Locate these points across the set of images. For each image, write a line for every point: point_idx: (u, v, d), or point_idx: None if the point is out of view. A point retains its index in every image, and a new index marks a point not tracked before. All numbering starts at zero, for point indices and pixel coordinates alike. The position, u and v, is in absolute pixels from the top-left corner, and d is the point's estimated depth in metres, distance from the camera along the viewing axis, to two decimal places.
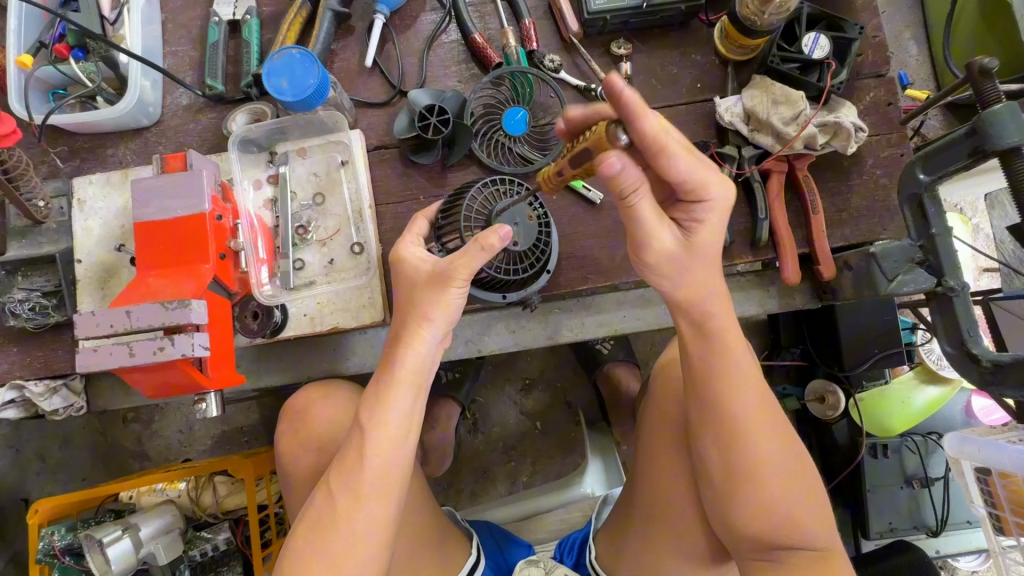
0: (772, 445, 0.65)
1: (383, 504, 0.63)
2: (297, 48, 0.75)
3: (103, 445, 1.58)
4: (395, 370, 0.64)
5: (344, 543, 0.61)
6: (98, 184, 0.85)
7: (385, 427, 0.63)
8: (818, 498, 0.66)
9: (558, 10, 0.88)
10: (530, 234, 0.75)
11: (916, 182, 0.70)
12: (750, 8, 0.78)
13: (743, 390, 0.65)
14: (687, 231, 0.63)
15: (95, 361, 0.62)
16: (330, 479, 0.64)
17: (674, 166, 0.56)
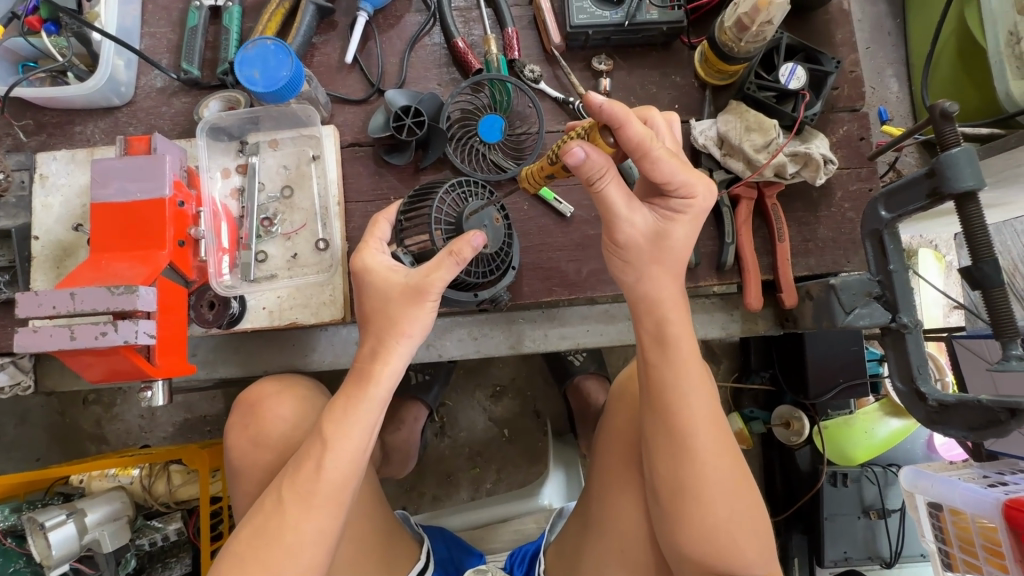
0: (719, 465, 0.65)
1: (331, 515, 0.62)
2: (272, 39, 0.73)
3: (61, 426, 1.55)
4: (368, 385, 0.65)
5: (287, 551, 0.60)
6: (63, 161, 0.83)
7: (348, 438, 0.63)
8: (762, 522, 0.67)
9: (542, 22, 0.88)
10: (496, 236, 0.75)
11: (877, 217, 0.73)
12: (728, 34, 0.78)
13: (702, 408, 0.66)
14: (665, 221, 0.66)
15: (34, 342, 0.60)
16: (282, 485, 0.63)
17: (658, 168, 0.62)
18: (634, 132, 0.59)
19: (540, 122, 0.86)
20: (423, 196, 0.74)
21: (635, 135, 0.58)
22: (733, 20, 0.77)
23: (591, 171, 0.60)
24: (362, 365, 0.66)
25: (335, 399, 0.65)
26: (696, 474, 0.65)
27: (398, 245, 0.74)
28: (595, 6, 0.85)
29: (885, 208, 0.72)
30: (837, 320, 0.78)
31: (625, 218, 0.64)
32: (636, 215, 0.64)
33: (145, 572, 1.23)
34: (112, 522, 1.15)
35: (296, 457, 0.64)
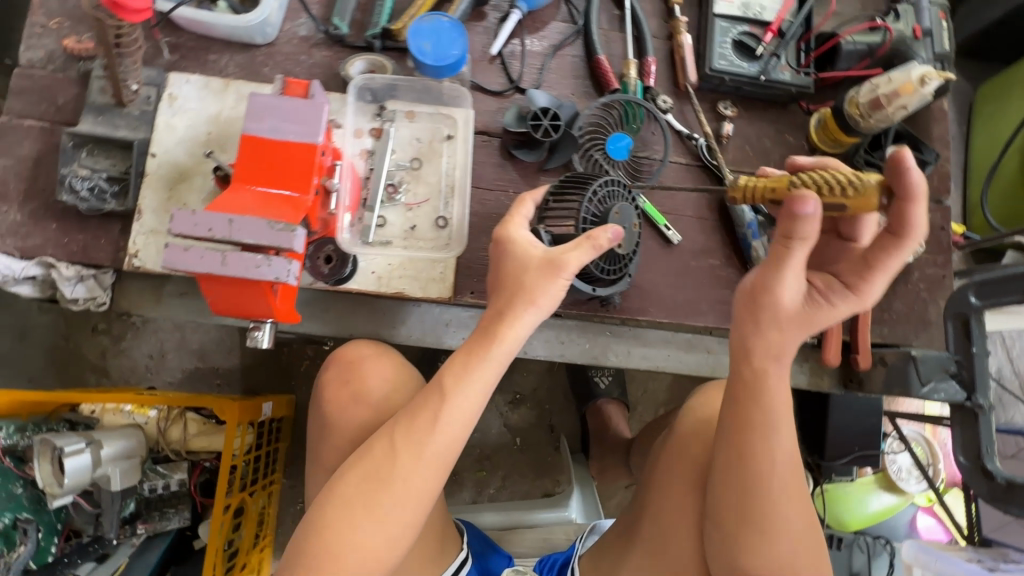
0: (792, 505, 0.66)
1: (436, 471, 0.65)
2: (447, 17, 0.75)
3: (62, 351, 1.47)
4: (490, 345, 0.67)
5: (394, 495, 0.63)
6: (196, 86, 0.82)
7: (465, 396, 0.66)
8: (822, 563, 0.68)
9: (679, 59, 0.93)
10: (630, 239, 0.79)
11: (966, 302, 0.78)
12: (858, 108, 0.84)
13: (781, 452, 0.66)
14: (815, 301, 0.63)
15: (183, 261, 0.59)
16: (395, 432, 0.66)
17: (887, 253, 0.59)
18: (916, 215, 0.55)
19: (666, 151, 0.90)
20: (574, 184, 0.77)
21: (917, 219, 0.55)
22: (868, 96, 0.82)
23: (805, 231, 0.55)
24: (485, 325, 0.69)
25: (454, 356, 0.68)
26: (765, 512, 0.65)
27: (538, 224, 0.76)
28: (735, 56, 0.90)
29: (976, 295, 0.77)
30: (911, 389, 0.84)
31: (783, 287, 0.60)
32: (790, 288, 0.61)
33: (141, 520, 1.15)
34: (125, 461, 1.10)
35: (409, 407, 0.67)
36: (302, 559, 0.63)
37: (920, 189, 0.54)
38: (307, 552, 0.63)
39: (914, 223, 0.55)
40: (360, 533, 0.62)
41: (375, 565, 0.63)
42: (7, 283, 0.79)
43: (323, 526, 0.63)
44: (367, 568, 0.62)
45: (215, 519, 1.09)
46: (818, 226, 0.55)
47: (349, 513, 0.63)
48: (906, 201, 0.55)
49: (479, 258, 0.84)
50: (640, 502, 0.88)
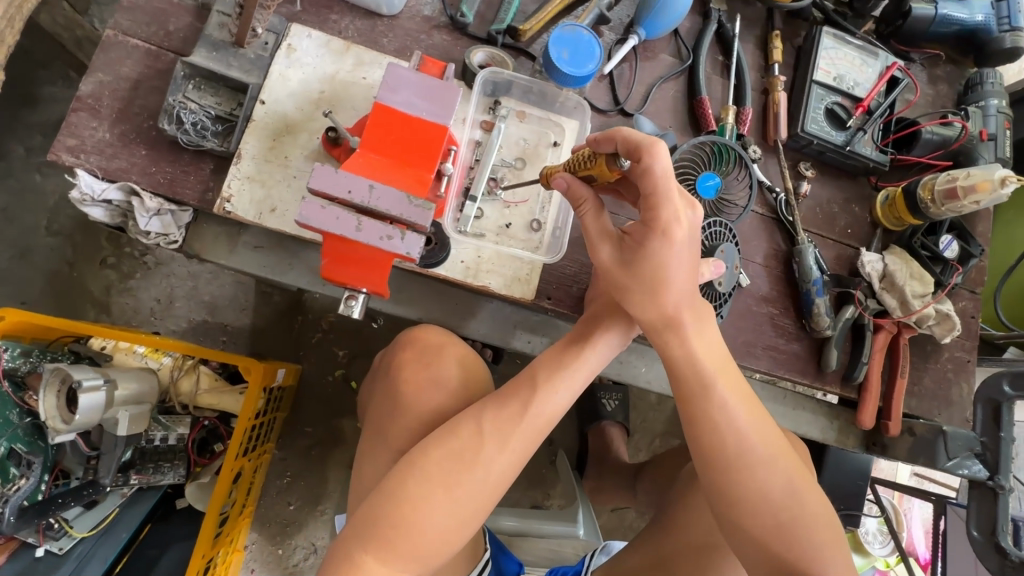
0: (763, 461, 0.67)
1: (517, 457, 0.67)
2: (587, 30, 0.78)
3: (62, 278, 1.38)
4: (586, 347, 0.72)
5: (474, 478, 0.65)
6: (316, 42, 0.81)
7: (558, 392, 0.70)
8: (829, 523, 0.67)
9: (772, 114, 0.98)
10: (730, 278, 0.87)
11: (1000, 390, 0.85)
12: (929, 194, 0.91)
13: (730, 410, 0.67)
14: (630, 251, 0.69)
15: (317, 219, 0.59)
16: (483, 416, 0.67)
17: (654, 210, 0.65)
18: (655, 168, 0.63)
19: (749, 201, 0.93)
20: None
21: (652, 169, 0.63)
22: (947, 186, 0.89)
23: (571, 193, 0.70)
24: (582, 329, 0.74)
25: (548, 355, 0.72)
26: (743, 471, 0.66)
27: None
28: (826, 124, 0.96)
29: (1009, 385, 0.84)
30: (936, 461, 0.89)
31: (593, 245, 0.71)
32: (602, 246, 0.70)
33: (134, 470, 1.09)
34: (135, 406, 1.05)
35: (498, 394, 0.69)
36: (374, 524, 0.62)
37: (647, 147, 0.63)
38: (381, 519, 0.62)
39: (652, 175, 0.63)
40: (438, 507, 0.63)
41: (448, 541, 0.64)
42: (82, 202, 0.74)
43: (404, 499, 0.63)
44: (439, 540, 0.63)
45: (220, 486, 1.06)
46: (575, 187, 0.70)
47: (428, 487, 0.63)
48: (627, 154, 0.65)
49: (565, 267, 0.85)
50: (668, 527, 0.90)
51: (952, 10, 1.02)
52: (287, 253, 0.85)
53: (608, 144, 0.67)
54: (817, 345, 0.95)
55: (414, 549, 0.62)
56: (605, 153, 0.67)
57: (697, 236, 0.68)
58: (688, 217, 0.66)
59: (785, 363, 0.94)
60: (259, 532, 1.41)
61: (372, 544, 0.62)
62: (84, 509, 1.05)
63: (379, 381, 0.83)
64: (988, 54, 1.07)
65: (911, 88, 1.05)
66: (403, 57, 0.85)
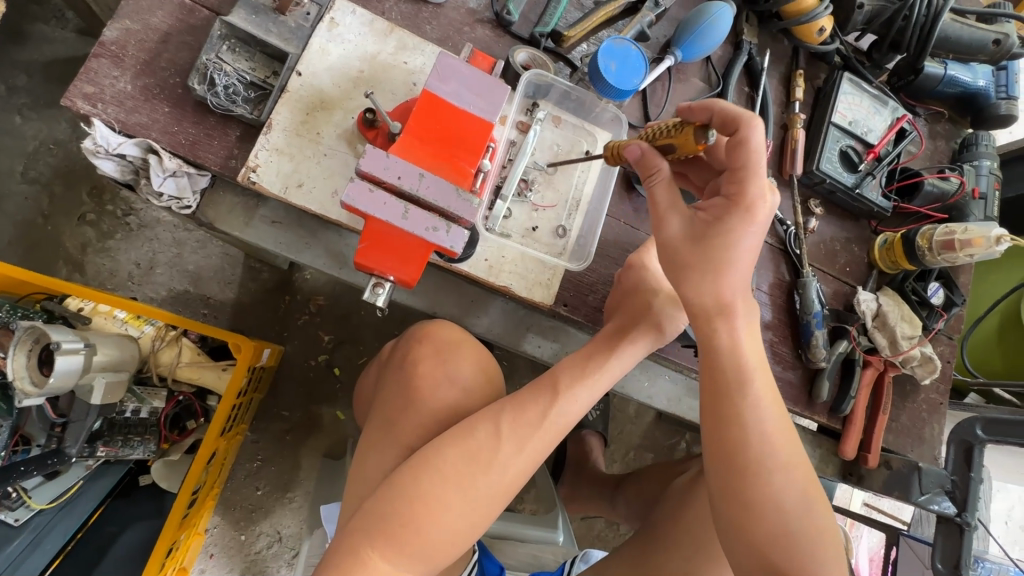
0: (784, 465, 0.65)
1: (532, 459, 0.67)
2: (635, 46, 0.81)
3: (35, 230, 1.29)
4: (608, 358, 0.74)
5: (489, 479, 0.64)
6: (359, 20, 0.79)
7: (577, 400, 0.70)
8: (831, 536, 0.66)
9: (789, 150, 1.01)
10: None
11: (973, 434, 0.90)
12: (927, 241, 0.96)
13: (761, 407, 0.67)
14: (704, 225, 0.66)
15: (365, 201, 0.61)
16: (502, 417, 0.67)
17: (748, 185, 0.65)
18: (752, 138, 0.63)
19: None
20: None
21: (750, 138, 0.63)
22: (945, 237, 0.94)
23: (651, 164, 0.68)
24: (605, 338, 0.75)
25: (572, 360, 0.73)
26: (760, 473, 0.65)
27: None
28: (839, 165, 1.01)
29: (982, 429, 0.89)
30: (910, 495, 0.96)
31: (666, 217, 0.67)
32: (673, 217, 0.67)
33: (102, 441, 1.01)
34: (113, 373, 0.99)
35: (519, 396, 0.69)
36: (381, 519, 0.61)
37: (747, 119, 0.63)
38: (392, 516, 0.61)
39: (746, 147, 0.64)
40: (451, 505, 0.62)
41: (456, 540, 0.63)
42: (94, 153, 0.70)
43: (417, 497, 0.61)
44: (448, 538, 0.63)
45: (195, 464, 1.03)
46: (656, 158, 0.68)
47: (442, 486, 0.62)
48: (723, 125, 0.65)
49: (585, 275, 0.85)
50: (654, 539, 0.92)
51: (959, 72, 1.08)
52: (304, 231, 0.82)
53: (702, 114, 0.66)
54: (810, 375, 0.99)
55: (422, 547, 0.61)
56: (695, 123, 0.65)
57: (772, 225, 0.68)
58: (771, 199, 0.66)
59: (780, 390, 0.97)
60: (221, 516, 1.34)
61: (380, 539, 0.60)
62: (45, 480, 0.98)
63: (390, 373, 0.81)
64: (985, 118, 1.14)
65: (915, 142, 1.11)
66: (445, 47, 0.84)
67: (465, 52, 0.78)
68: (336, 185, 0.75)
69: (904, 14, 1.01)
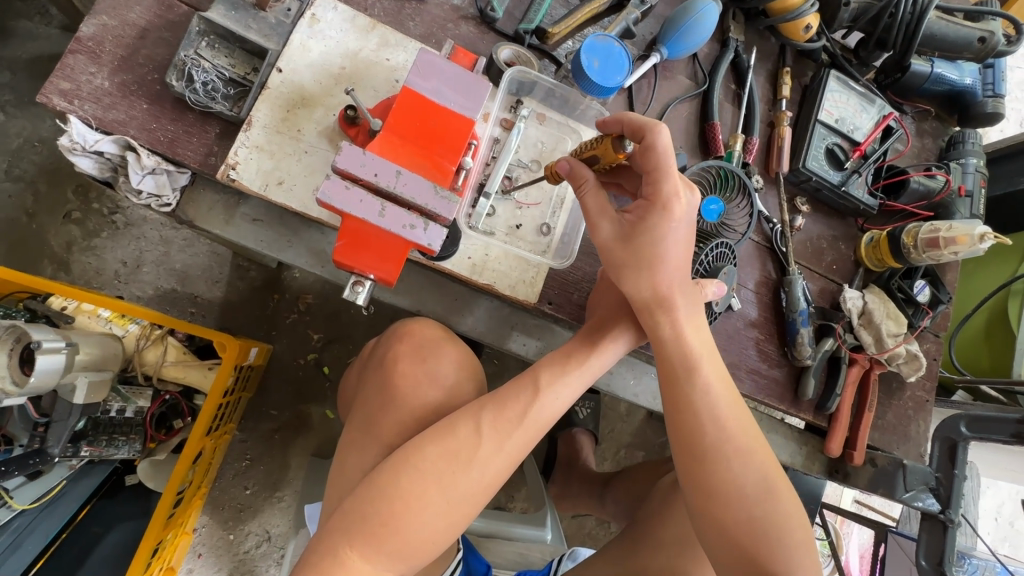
0: (744, 447, 0.67)
1: (511, 456, 0.67)
2: (618, 44, 0.81)
3: (20, 229, 1.28)
4: (591, 354, 0.73)
5: (470, 476, 0.64)
6: (341, 17, 0.78)
7: (557, 397, 0.70)
8: (800, 523, 0.67)
9: (776, 147, 1.01)
10: (726, 299, 0.90)
11: (957, 431, 0.90)
12: (912, 239, 0.96)
13: (713, 392, 0.69)
14: (631, 227, 0.68)
15: (341, 198, 0.60)
16: (483, 414, 0.67)
17: (659, 186, 0.66)
18: (658, 142, 0.65)
19: (748, 229, 0.96)
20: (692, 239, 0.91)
21: (655, 142, 0.65)
22: (930, 235, 0.94)
23: (578, 177, 0.70)
24: (586, 336, 0.75)
25: (554, 357, 0.73)
26: (717, 459, 0.66)
27: None
28: (825, 163, 1.01)
29: (966, 426, 0.89)
30: (895, 492, 0.96)
31: (592, 224, 0.69)
32: (602, 225, 0.69)
33: (86, 441, 1.00)
34: (96, 372, 0.98)
35: (500, 394, 0.68)
36: (362, 519, 0.61)
37: (651, 125, 0.65)
38: (372, 516, 0.60)
39: (655, 151, 0.65)
40: (431, 503, 0.62)
41: (437, 538, 0.63)
42: (71, 150, 0.69)
43: (397, 496, 0.61)
44: (427, 535, 0.62)
45: (180, 463, 1.02)
46: (582, 168, 0.70)
47: (424, 482, 0.62)
48: (633, 133, 0.67)
49: (569, 273, 0.85)
50: (639, 538, 0.92)
51: (945, 70, 1.09)
52: (286, 229, 0.82)
53: (614, 125, 0.70)
54: (796, 373, 0.99)
55: (403, 546, 0.61)
56: (612, 133, 0.69)
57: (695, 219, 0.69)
58: (688, 197, 0.68)
59: (766, 387, 0.97)
60: (209, 516, 1.34)
61: (359, 540, 0.60)
62: (27, 481, 0.96)
63: (370, 372, 0.81)
64: (971, 115, 1.14)
65: (902, 139, 1.11)
66: (428, 43, 0.83)
67: (448, 49, 0.77)
68: (317, 182, 0.74)
69: (890, 11, 1.01)
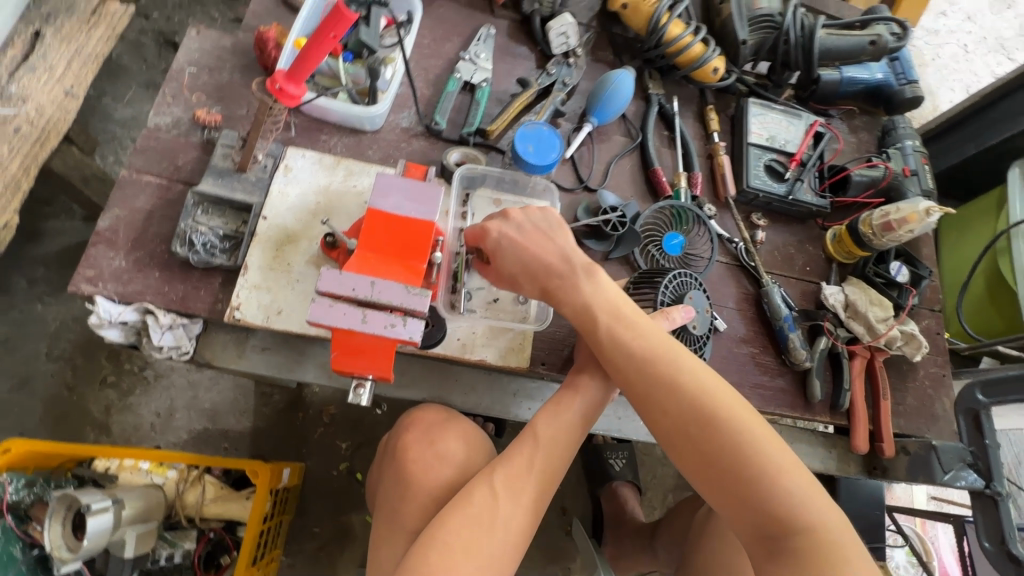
0: (672, 387, 0.68)
1: (529, 511, 0.70)
2: (546, 126, 0.92)
3: (63, 403, 1.39)
4: (570, 389, 0.78)
5: (495, 540, 0.66)
6: (311, 161, 0.91)
7: (558, 444, 0.74)
8: (760, 439, 0.65)
9: (718, 175, 1.10)
10: (703, 322, 0.91)
11: (974, 399, 0.90)
12: (870, 228, 1.02)
13: (625, 342, 0.72)
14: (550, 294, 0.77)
15: (328, 315, 0.68)
16: (495, 476, 0.70)
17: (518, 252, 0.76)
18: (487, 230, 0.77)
19: (713, 253, 1.02)
20: (651, 276, 0.90)
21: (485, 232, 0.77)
22: (883, 220, 0.99)
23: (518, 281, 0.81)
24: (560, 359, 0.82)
25: (545, 407, 0.77)
26: (652, 404, 0.69)
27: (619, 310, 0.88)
28: (767, 178, 1.09)
29: (982, 393, 0.89)
30: (935, 477, 0.92)
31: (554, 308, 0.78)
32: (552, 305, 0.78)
33: None
34: (142, 523, 1.03)
35: (506, 454, 0.73)
36: None
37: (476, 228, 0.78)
38: None
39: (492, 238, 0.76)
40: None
41: None
42: (99, 326, 0.81)
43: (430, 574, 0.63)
44: None
45: None
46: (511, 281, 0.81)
47: (453, 555, 0.64)
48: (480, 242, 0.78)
49: (554, 331, 0.91)
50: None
51: (855, 72, 1.19)
52: (293, 350, 0.90)
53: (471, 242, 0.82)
54: (801, 377, 1.01)
55: None
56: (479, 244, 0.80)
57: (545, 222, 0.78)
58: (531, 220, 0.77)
59: (773, 398, 0.98)
60: None
61: None
62: None
63: (385, 461, 0.85)
64: (895, 103, 1.23)
65: (833, 139, 1.20)
66: (387, 164, 0.96)
67: (399, 167, 0.89)
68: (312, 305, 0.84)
69: (782, 40, 1.13)
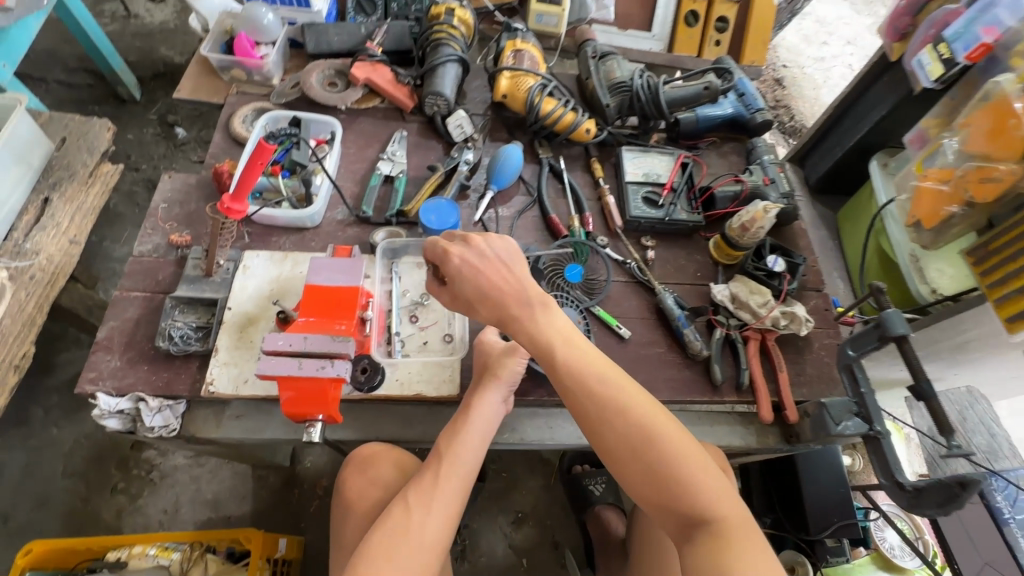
0: (600, 390, 0.83)
1: (440, 516, 0.84)
2: (445, 199, 1.16)
3: (78, 514, 1.53)
4: (468, 412, 0.93)
5: (411, 545, 0.80)
6: (264, 258, 1.13)
7: (459, 457, 0.89)
8: (669, 431, 0.81)
9: (608, 211, 1.31)
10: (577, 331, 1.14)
11: (847, 355, 1.03)
12: (735, 231, 1.21)
13: (561, 354, 0.86)
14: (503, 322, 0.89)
15: (273, 367, 0.86)
16: (408, 494, 0.85)
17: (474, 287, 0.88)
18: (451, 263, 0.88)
19: (608, 274, 1.22)
20: None
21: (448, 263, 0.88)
22: (738, 224, 1.19)
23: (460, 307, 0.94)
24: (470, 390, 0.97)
25: (448, 430, 0.93)
26: (584, 403, 0.83)
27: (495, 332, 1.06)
28: (647, 207, 1.30)
29: (852, 348, 1.02)
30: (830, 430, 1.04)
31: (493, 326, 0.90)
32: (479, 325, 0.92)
33: None
34: None
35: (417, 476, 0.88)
36: None
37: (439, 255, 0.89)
38: None
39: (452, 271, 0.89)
40: None
41: None
42: (101, 416, 0.98)
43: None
44: None
45: None
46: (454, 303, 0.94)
47: (376, 563, 0.78)
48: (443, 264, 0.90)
49: None
50: None
51: (708, 111, 1.43)
52: (264, 414, 1.06)
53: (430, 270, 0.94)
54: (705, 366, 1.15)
55: None
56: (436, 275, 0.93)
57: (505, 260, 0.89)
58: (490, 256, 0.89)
59: (683, 388, 1.13)
60: None
61: None
62: None
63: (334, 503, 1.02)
64: (752, 128, 1.47)
65: (699, 167, 1.43)
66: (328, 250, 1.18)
67: (331, 250, 1.11)
68: None
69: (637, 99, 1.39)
